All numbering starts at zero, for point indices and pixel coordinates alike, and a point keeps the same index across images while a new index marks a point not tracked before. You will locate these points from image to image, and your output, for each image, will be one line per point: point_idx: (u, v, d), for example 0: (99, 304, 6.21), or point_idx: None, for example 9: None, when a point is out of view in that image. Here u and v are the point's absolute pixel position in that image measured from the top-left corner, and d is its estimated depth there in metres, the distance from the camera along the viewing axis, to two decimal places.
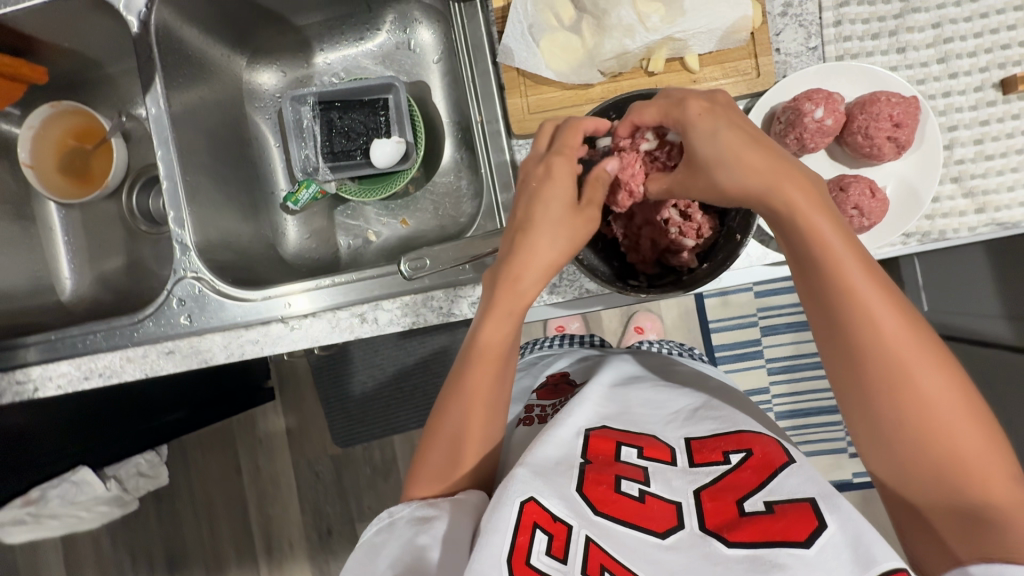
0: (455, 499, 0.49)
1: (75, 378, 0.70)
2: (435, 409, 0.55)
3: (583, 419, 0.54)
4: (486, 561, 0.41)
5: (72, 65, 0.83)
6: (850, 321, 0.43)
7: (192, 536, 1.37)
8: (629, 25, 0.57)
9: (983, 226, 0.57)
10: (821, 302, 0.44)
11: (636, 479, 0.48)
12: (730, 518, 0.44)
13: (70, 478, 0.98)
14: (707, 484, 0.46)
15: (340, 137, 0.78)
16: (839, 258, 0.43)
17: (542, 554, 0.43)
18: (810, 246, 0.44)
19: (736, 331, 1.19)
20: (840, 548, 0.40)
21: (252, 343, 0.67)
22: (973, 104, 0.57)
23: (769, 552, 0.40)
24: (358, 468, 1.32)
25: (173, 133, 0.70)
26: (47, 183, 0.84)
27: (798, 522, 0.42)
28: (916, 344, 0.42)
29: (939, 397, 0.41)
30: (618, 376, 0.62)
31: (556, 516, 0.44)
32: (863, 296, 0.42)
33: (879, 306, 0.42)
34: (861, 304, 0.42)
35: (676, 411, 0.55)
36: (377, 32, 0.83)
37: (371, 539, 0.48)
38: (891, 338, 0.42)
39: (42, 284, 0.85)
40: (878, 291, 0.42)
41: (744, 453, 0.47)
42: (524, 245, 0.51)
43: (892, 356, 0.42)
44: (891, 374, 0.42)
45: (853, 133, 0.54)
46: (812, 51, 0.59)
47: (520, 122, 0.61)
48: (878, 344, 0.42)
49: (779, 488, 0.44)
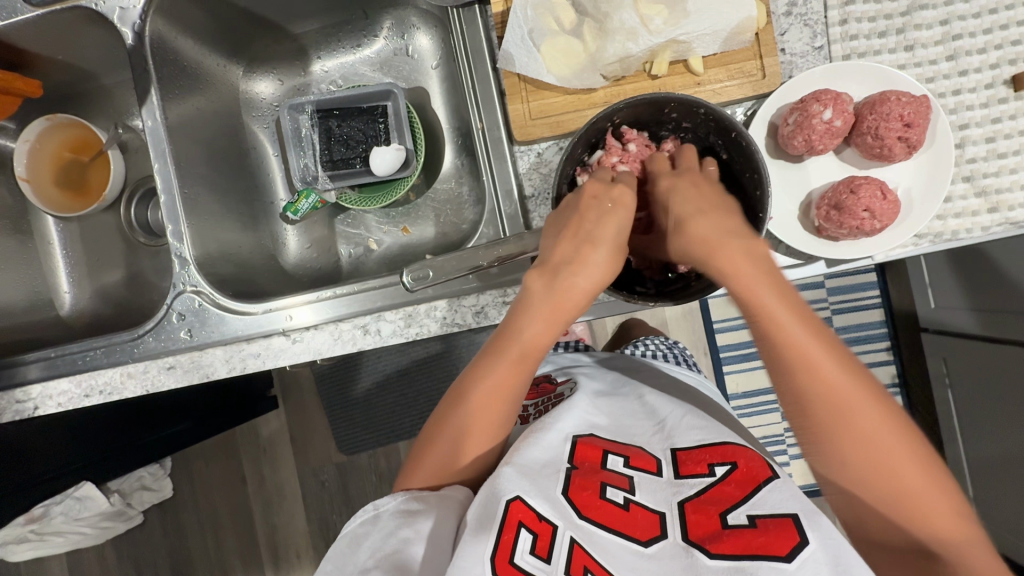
0: (440, 493, 0.49)
1: (76, 395, 0.69)
2: (453, 409, 0.52)
3: (571, 425, 0.52)
4: (468, 559, 0.42)
5: (67, 77, 0.82)
6: (797, 376, 0.45)
7: (196, 548, 1.36)
8: (632, 28, 0.55)
9: (996, 226, 0.56)
10: (773, 361, 0.46)
11: (622, 487, 0.47)
12: (711, 530, 0.44)
13: (73, 494, 0.98)
14: (690, 496, 0.46)
15: (340, 145, 0.77)
16: (788, 324, 0.45)
17: (526, 553, 0.43)
18: (757, 317, 0.46)
19: (742, 331, 1.17)
20: (820, 564, 0.40)
21: (254, 356, 0.66)
22: (984, 101, 0.56)
23: (751, 565, 0.41)
24: (363, 476, 1.31)
25: (170, 145, 0.70)
26: (42, 196, 0.83)
27: (781, 537, 0.42)
28: (858, 394, 0.44)
29: (888, 448, 0.44)
30: (601, 386, 0.60)
31: (541, 515, 0.45)
32: (807, 352, 0.45)
33: (823, 361, 0.44)
34: (806, 360, 0.45)
35: (664, 419, 0.54)
36: (374, 39, 0.82)
37: (354, 529, 0.47)
38: (835, 392, 0.44)
39: (40, 299, 0.84)
40: (821, 347, 0.45)
41: (729, 466, 0.47)
42: (589, 261, 0.50)
43: (838, 408, 0.44)
44: (836, 425, 0.45)
45: (863, 134, 0.53)
46: (818, 50, 0.58)
47: (522, 128, 0.60)
48: (831, 404, 0.45)
49: (762, 502, 0.44)
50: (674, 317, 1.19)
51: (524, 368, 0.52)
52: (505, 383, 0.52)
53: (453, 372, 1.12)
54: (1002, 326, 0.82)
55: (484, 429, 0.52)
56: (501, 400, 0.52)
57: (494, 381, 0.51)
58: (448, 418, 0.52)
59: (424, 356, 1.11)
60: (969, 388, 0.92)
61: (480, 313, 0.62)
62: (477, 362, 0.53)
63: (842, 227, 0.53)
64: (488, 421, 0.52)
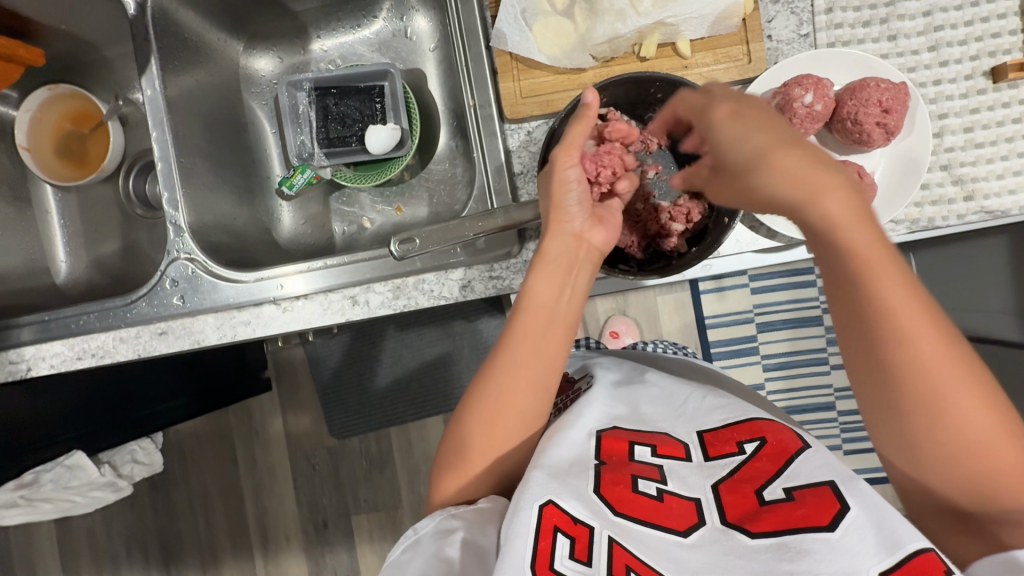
0: (478, 507, 0.49)
1: (69, 358, 0.70)
2: (459, 405, 0.55)
3: (594, 420, 0.53)
4: (509, 568, 0.41)
5: (69, 47, 0.83)
6: (885, 334, 0.40)
7: (187, 526, 1.37)
8: (620, 9, 0.57)
9: (971, 214, 0.57)
10: (857, 316, 0.41)
11: (653, 477, 0.47)
12: (749, 509, 0.43)
13: (65, 463, 0.96)
14: (724, 477, 0.46)
15: (335, 123, 0.78)
16: (878, 270, 0.40)
17: (565, 558, 0.42)
18: (849, 263, 0.41)
19: (733, 327, 1.18)
20: (864, 530, 0.39)
21: (245, 324, 0.68)
22: (964, 92, 0.57)
23: (793, 538, 0.40)
24: (354, 460, 1.32)
25: (168, 114, 0.71)
26: (42, 165, 0.84)
27: (819, 509, 0.41)
28: (951, 356, 0.40)
29: (969, 409, 0.40)
30: (619, 375, 0.61)
31: (576, 519, 0.44)
32: (899, 309, 0.40)
33: (914, 319, 0.40)
34: (895, 316, 0.40)
35: (684, 404, 0.54)
36: (374, 20, 0.83)
37: (398, 559, 0.47)
38: (928, 352, 0.40)
39: (37, 267, 0.86)
40: (914, 303, 0.40)
41: (758, 442, 0.47)
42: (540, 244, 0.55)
43: (928, 372, 0.40)
44: (925, 392, 0.40)
45: (842, 120, 0.55)
46: (803, 38, 0.59)
47: (512, 106, 0.61)
48: (912, 359, 0.40)
49: (797, 474, 0.44)
50: (667, 310, 1.19)
51: (526, 341, 0.53)
52: (516, 371, 0.52)
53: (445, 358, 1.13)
54: None
55: (491, 423, 0.52)
56: (506, 396, 0.52)
57: (502, 370, 0.53)
58: (460, 413, 0.54)
59: (423, 358, 1.18)
60: None
61: (466, 286, 0.64)
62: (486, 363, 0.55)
63: None
64: (496, 421, 0.52)
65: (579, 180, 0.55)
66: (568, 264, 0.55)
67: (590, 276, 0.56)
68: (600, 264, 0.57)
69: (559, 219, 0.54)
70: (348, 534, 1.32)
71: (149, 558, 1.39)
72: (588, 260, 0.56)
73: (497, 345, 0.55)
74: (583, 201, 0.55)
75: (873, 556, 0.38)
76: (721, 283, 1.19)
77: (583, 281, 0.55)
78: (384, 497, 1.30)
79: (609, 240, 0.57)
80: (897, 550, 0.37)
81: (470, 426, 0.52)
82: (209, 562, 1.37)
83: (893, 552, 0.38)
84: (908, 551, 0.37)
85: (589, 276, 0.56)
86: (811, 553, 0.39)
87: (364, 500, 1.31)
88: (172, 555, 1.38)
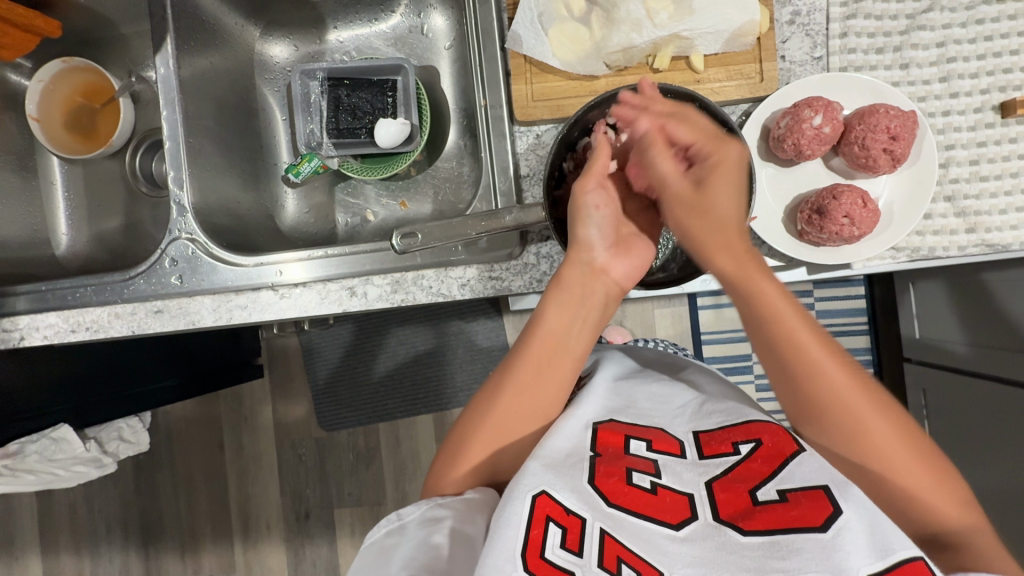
0: (464, 499, 0.49)
1: (63, 330, 0.70)
2: (463, 414, 0.55)
3: (593, 411, 0.52)
4: (499, 556, 0.40)
5: (87, 22, 0.84)
6: (799, 372, 0.48)
7: (168, 509, 1.37)
8: (637, 20, 0.58)
9: (972, 245, 0.59)
10: (775, 355, 0.49)
11: (647, 471, 0.46)
12: (743, 508, 0.43)
13: (49, 435, 0.89)
14: (718, 476, 0.45)
15: (346, 115, 0.78)
16: (787, 323, 0.49)
17: (556, 547, 0.42)
18: (762, 314, 0.50)
19: (730, 344, 1.17)
20: (857, 533, 0.39)
21: (241, 308, 0.68)
22: (971, 125, 0.59)
23: (785, 538, 0.40)
24: (342, 453, 1.31)
25: (179, 94, 0.71)
26: (51, 138, 0.84)
27: (814, 509, 0.41)
28: (862, 395, 0.47)
29: (847, 387, 0.47)
30: (620, 369, 0.61)
31: (570, 509, 0.43)
32: (807, 348, 0.48)
33: (822, 359, 0.48)
34: (804, 352, 0.48)
35: (682, 405, 0.53)
36: (391, 14, 0.84)
37: (382, 542, 0.46)
38: (841, 386, 0.47)
39: (38, 238, 0.85)
40: (819, 346, 0.48)
41: (753, 444, 0.46)
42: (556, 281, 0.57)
43: (843, 403, 0.47)
44: (845, 424, 0.46)
45: (851, 144, 0.56)
46: (817, 60, 0.60)
47: (523, 109, 0.61)
48: (829, 395, 0.47)
49: (790, 476, 0.43)
50: (664, 322, 1.19)
51: (533, 360, 0.55)
52: (524, 394, 0.53)
53: (444, 371, 1.21)
54: (989, 360, 0.83)
55: (486, 428, 0.52)
56: (507, 420, 0.53)
57: (510, 388, 0.54)
58: (463, 421, 0.54)
59: (414, 353, 1.22)
60: (945, 417, 0.95)
61: (466, 286, 0.64)
62: (492, 382, 0.56)
63: (822, 231, 0.55)
64: (500, 427, 0.52)
65: (596, 206, 0.57)
66: (581, 296, 0.56)
67: (603, 310, 0.58)
68: (618, 296, 0.59)
69: (578, 249, 0.56)
70: (330, 527, 1.31)
71: (128, 537, 1.38)
72: (604, 293, 0.57)
73: (507, 360, 0.56)
74: (602, 228, 0.57)
75: (864, 556, 0.38)
76: (720, 300, 1.18)
77: (594, 315, 0.57)
78: (369, 492, 1.30)
79: (626, 273, 0.59)
80: (889, 555, 0.38)
81: (470, 430, 0.53)
82: (188, 547, 1.37)
83: (885, 556, 0.38)
84: (899, 556, 0.38)
85: (601, 311, 0.58)
86: (802, 551, 0.39)
87: (348, 494, 1.30)
88: (152, 535, 1.37)
